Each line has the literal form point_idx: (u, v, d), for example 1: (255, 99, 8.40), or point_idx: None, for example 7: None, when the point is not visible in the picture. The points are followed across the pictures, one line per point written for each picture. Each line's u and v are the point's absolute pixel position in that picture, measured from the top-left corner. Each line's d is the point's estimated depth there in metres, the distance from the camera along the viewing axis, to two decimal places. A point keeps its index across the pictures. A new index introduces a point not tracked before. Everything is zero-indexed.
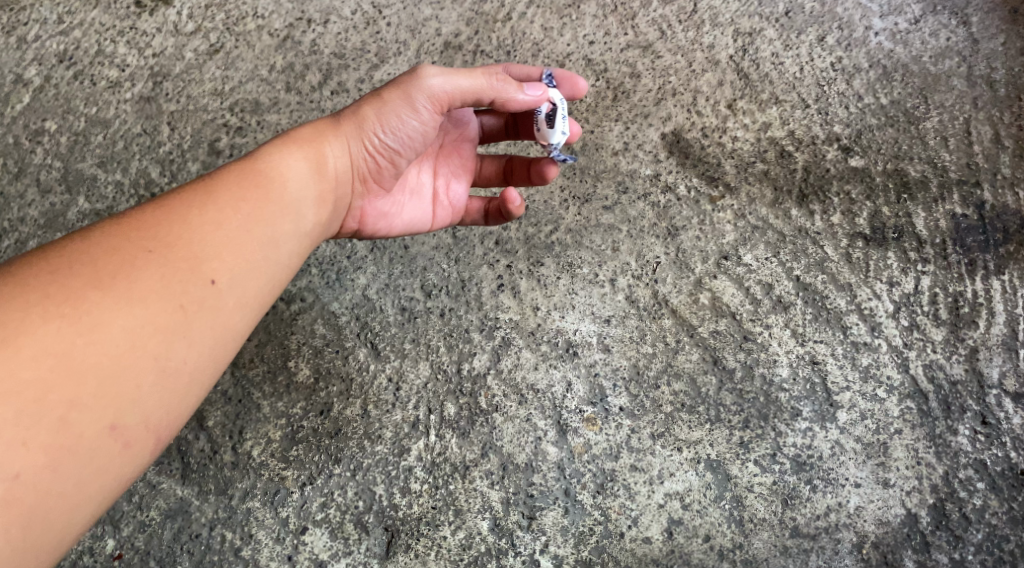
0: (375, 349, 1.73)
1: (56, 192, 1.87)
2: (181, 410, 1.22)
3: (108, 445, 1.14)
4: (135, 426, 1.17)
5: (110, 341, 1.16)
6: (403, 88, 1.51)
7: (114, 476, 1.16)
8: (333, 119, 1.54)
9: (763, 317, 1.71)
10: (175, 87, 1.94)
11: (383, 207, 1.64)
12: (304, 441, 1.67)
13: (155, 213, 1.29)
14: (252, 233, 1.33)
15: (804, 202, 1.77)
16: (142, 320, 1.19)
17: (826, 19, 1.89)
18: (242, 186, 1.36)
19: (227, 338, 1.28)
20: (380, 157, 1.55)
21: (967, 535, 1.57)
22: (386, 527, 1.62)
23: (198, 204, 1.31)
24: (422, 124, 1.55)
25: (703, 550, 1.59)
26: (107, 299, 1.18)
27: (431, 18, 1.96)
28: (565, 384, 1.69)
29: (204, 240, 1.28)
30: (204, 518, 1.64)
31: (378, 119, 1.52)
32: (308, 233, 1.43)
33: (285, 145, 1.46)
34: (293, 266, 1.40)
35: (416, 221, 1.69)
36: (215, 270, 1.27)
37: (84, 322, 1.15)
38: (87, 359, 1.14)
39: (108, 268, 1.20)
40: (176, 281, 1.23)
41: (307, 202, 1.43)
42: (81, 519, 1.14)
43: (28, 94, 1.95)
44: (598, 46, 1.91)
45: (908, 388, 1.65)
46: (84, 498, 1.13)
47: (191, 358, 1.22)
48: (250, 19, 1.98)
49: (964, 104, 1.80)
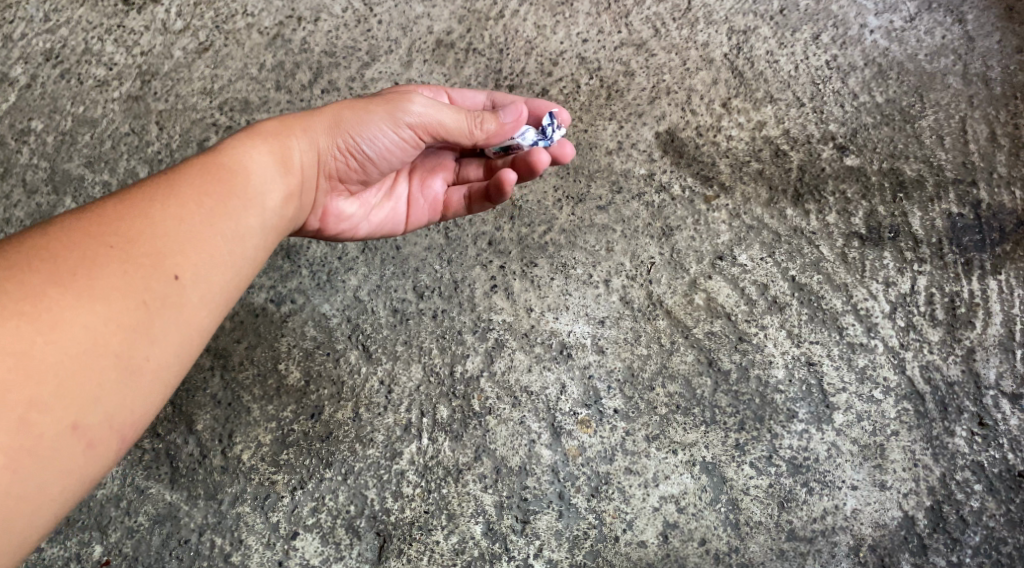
0: (366, 351, 1.70)
1: (42, 193, 1.85)
2: (146, 408, 1.23)
3: (71, 446, 1.15)
4: (98, 425, 1.17)
5: (71, 339, 1.16)
6: (389, 105, 1.56)
7: (77, 476, 1.16)
8: (303, 115, 1.54)
9: (758, 317, 1.69)
10: (164, 85, 1.91)
11: (350, 207, 1.65)
12: (295, 444, 1.65)
13: (116, 209, 1.28)
14: (217, 227, 1.33)
15: (799, 202, 1.75)
16: (103, 318, 1.19)
17: (821, 17, 1.87)
18: (206, 180, 1.36)
19: (192, 334, 1.28)
20: (351, 160, 1.58)
21: (965, 537, 1.56)
22: (378, 532, 1.60)
23: (161, 198, 1.31)
24: (401, 138, 1.59)
25: (699, 554, 1.58)
26: (68, 297, 1.18)
27: (423, 16, 1.93)
28: (559, 386, 1.67)
29: (167, 236, 1.27)
30: (193, 523, 1.62)
31: (357, 127, 1.55)
32: (275, 229, 1.43)
33: (250, 138, 1.45)
34: (259, 261, 1.40)
35: (385, 224, 1.71)
36: (179, 266, 1.27)
37: (44, 320, 1.15)
38: (48, 359, 1.14)
39: (69, 265, 1.20)
40: (138, 278, 1.23)
41: (274, 199, 1.42)
42: (43, 520, 1.15)
43: (14, 93, 1.92)
44: (591, 44, 1.89)
45: (905, 389, 1.64)
46: (46, 499, 1.14)
47: (155, 355, 1.23)
48: (240, 17, 1.95)
49: (960, 103, 1.79)
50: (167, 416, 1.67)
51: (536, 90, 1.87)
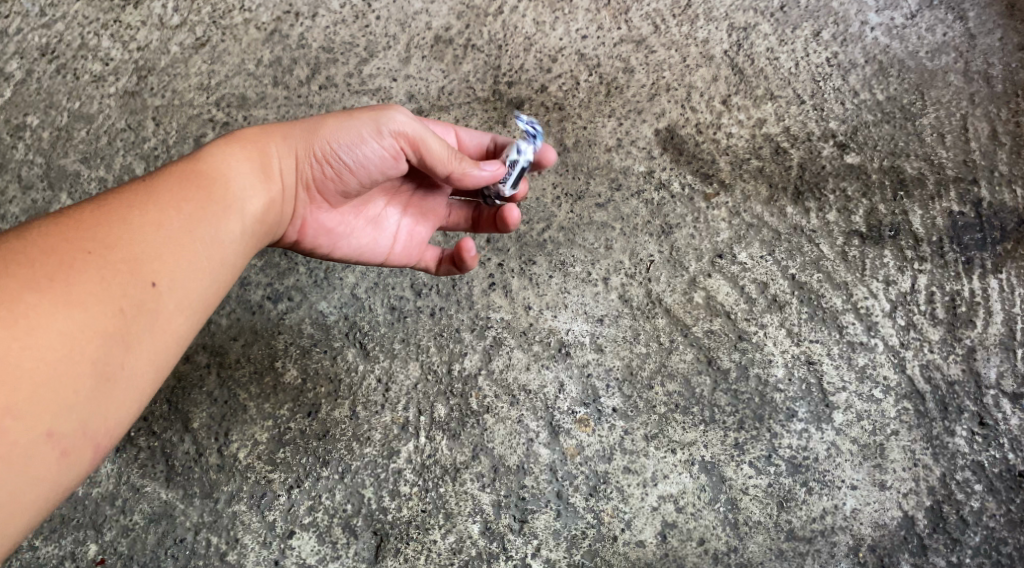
0: (364, 349, 1.69)
1: (38, 188, 1.84)
2: (121, 415, 1.23)
3: (45, 453, 1.14)
4: (72, 431, 1.17)
5: (46, 345, 1.15)
6: (371, 114, 1.50)
7: (49, 483, 1.16)
8: (285, 124, 1.51)
9: (757, 316, 1.68)
10: (161, 81, 1.90)
11: (330, 222, 1.60)
12: (291, 443, 1.64)
13: (95, 213, 1.28)
14: (194, 234, 1.32)
15: (799, 200, 1.74)
16: (79, 324, 1.18)
17: (822, 13, 1.85)
18: (184, 186, 1.35)
19: (168, 340, 1.28)
20: (330, 169, 1.52)
21: (965, 537, 1.56)
22: (375, 531, 1.59)
23: (139, 204, 1.31)
24: (381, 153, 1.52)
25: (697, 554, 1.57)
26: (43, 302, 1.17)
27: (421, 12, 1.92)
28: (558, 385, 1.66)
29: (144, 243, 1.27)
30: (189, 522, 1.61)
31: (335, 132, 1.49)
32: (252, 238, 1.42)
33: (230, 144, 1.44)
34: (236, 269, 1.39)
35: (365, 247, 1.65)
36: (156, 272, 1.26)
37: (20, 325, 1.14)
38: (22, 363, 1.13)
39: (45, 269, 1.19)
40: (116, 283, 1.22)
41: (251, 207, 1.41)
42: (16, 527, 1.14)
43: (10, 88, 1.91)
44: (591, 41, 1.88)
45: (905, 389, 1.63)
46: (18, 507, 1.13)
47: (131, 362, 1.23)
48: (238, 12, 1.93)
49: (962, 101, 1.78)
50: (163, 414, 1.67)
51: (536, 86, 1.86)
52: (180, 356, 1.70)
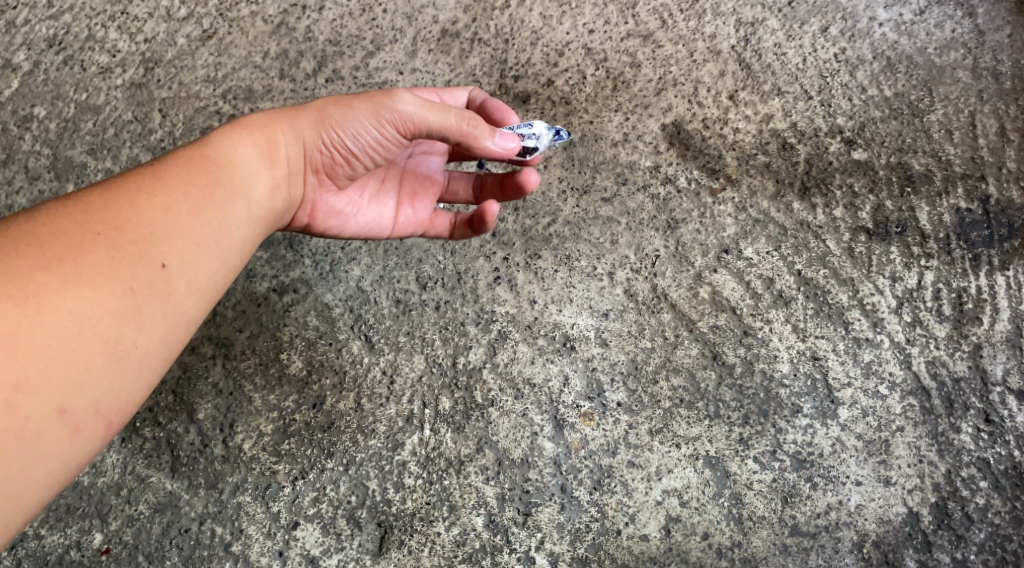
0: (369, 342, 1.70)
1: (45, 179, 1.84)
2: (132, 394, 1.23)
3: (56, 430, 1.15)
4: (84, 408, 1.17)
5: (57, 323, 1.16)
6: (373, 101, 1.49)
7: (62, 460, 1.16)
8: (291, 111, 1.50)
9: (763, 311, 1.68)
10: (167, 73, 1.90)
11: (337, 204, 1.62)
12: (296, 435, 1.65)
13: (104, 197, 1.28)
14: (202, 216, 1.32)
15: (806, 196, 1.74)
16: (88, 302, 1.19)
17: (830, 9, 1.85)
18: (192, 171, 1.35)
19: (180, 322, 1.28)
20: (336, 153, 1.52)
21: (969, 534, 1.56)
22: (379, 523, 1.60)
23: (148, 187, 1.31)
24: (385, 137, 1.52)
25: (701, 548, 1.57)
26: (54, 282, 1.18)
27: (428, 5, 1.92)
28: (561, 378, 1.66)
29: (153, 225, 1.28)
30: (194, 512, 1.61)
31: (339, 120, 1.49)
32: (262, 221, 1.43)
33: (237, 129, 1.44)
34: (246, 253, 1.40)
35: (372, 226, 1.67)
36: (165, 254, 1.27)
37: (31, 303, 1.15)
38: (33, 341, 1.14)
39: (55, 250, 1.20)
40: (125, 264, 1.23)
41: (258, 192, 1.41)
42: (28, 503, 1.15)
43: (17, 79, 1.91)
44: (598, 35, 1.88)
45: (911, 385, 1.63)
46: (30, 481, 1.14)
47: (142, 342, 1.23)
48: (245, 5, 1.94)
49: (969, 97, 1.77)
50: (168, 405, 1.67)
51: (542, 81, 1.86)
52: (186, 348, 1.70)
